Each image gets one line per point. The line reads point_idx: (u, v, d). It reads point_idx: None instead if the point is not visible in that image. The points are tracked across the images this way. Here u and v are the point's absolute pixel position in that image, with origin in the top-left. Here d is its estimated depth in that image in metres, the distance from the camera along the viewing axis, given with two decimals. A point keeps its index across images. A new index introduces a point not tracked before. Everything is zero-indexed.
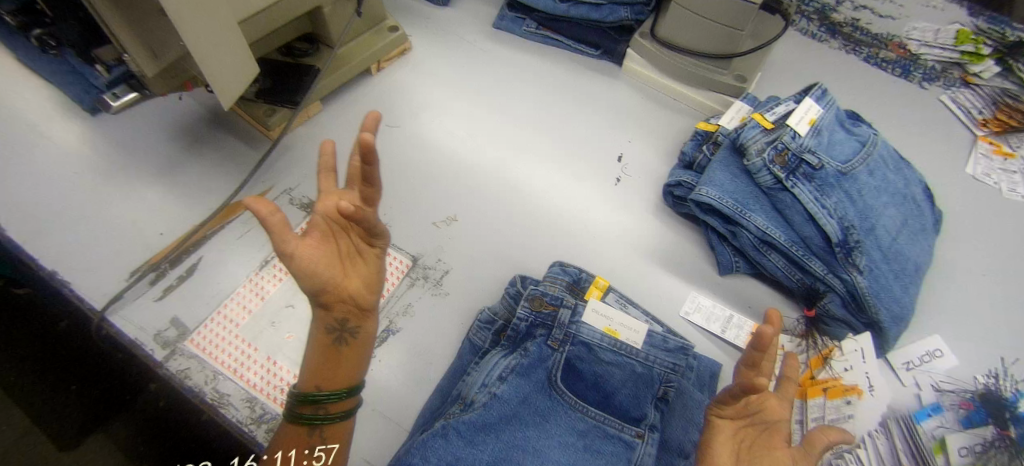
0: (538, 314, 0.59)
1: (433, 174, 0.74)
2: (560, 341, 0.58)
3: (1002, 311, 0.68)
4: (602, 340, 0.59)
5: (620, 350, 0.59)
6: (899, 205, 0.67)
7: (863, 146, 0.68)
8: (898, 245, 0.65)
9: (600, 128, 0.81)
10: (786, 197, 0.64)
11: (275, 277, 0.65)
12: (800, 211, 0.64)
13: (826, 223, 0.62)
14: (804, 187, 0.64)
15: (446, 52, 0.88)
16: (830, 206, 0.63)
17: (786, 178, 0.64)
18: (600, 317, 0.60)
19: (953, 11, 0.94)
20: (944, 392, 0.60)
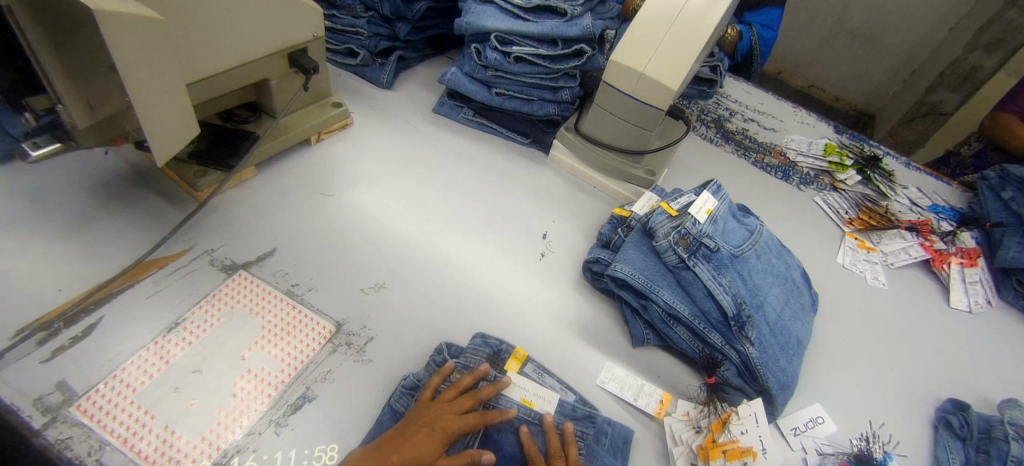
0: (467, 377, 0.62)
1: (368, 241, 0.77)
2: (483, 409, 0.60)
3: (871, 383, 0.77)
4: (518, 409, 0.61)
5: (534, 419, 0.61)
6: (784, 286, 0.77)
7: (751, 234, 0.78)
8: (783, 321, 0.73)
9: (528, 207, 0.88)
10: (689, 276, 0.72)
11: (183, 342, 0.62)
12: (701, 288, 0.71)
13: (723, 299, 0.70)
14: (703, 267, 0.72)
15: (390, 129, 0.95)
16: (726, 285, 0.71)
17: (688, 259, 0.72)
18: (518, 388, 0.63)
19: (822, 128, 1.14)
20: (826, 454, 0.67)
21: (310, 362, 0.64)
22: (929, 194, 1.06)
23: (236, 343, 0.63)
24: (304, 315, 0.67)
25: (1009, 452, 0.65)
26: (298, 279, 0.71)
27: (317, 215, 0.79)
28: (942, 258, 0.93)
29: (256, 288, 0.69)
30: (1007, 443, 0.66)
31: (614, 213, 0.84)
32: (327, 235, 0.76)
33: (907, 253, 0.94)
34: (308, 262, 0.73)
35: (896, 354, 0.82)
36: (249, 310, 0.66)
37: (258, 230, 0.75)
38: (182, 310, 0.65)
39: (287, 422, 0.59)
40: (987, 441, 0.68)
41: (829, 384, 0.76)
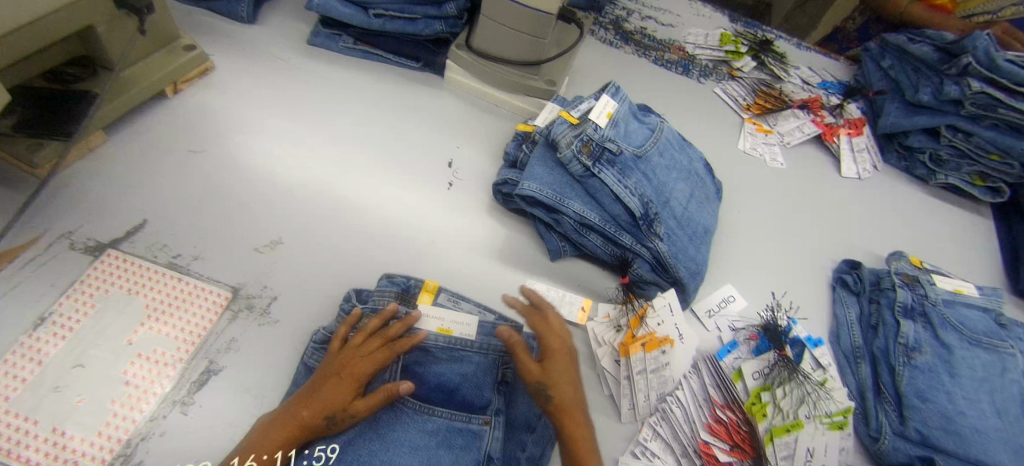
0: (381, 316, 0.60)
1: (254, 197, 0.71)
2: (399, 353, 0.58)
3: (773, 257, 0.83)
4: (435, 339, 0.60)
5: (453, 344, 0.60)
6: (688, 180, 0.79)
7: (652, 132, 0.79)
8: (689, 213, 0.76)
9: (429, 137, 0.83)
10: (594, 182, 0.72)
11: (55, 337, 0.56)
12: (608, 193, 0.71)
13: (629, 200, 0.70)
14: (607, 172, 0.71)
15: (261, 71, 0.84)
16: (631, 186, 0.71)
17: (592, 165, 0.71)
18: (432, 319, 0.62)
19: (718, 18, 1.14)
20: (738, 329, 0.73)
21: (210, 334, 0.59)
22: (818, 71, 1.10)
23: (119, 328, 0.57)
24: (193, 286, 0.62)
25: (896, 299, 0.74)
26: (180, 250, 0.64)
27: (190, 176, 0.70)
28: (832, 132, 0.99)
29: (132, 267, 0.62)
30: (895, 291, 0.75)
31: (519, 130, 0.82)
32: (206, 198, 0.69)
33: (801, 131, 0.98)
34: (189, 230, 0.66)
35: (795, 227, 0.88)
36: (129, 291, 0.60)
37: (123, 203, 0.66)
38: (47, 305, 0.58)
39: (195, 398, 0.55)
40: (879, 293, 0.77)
41: (736, 264, 0.81)
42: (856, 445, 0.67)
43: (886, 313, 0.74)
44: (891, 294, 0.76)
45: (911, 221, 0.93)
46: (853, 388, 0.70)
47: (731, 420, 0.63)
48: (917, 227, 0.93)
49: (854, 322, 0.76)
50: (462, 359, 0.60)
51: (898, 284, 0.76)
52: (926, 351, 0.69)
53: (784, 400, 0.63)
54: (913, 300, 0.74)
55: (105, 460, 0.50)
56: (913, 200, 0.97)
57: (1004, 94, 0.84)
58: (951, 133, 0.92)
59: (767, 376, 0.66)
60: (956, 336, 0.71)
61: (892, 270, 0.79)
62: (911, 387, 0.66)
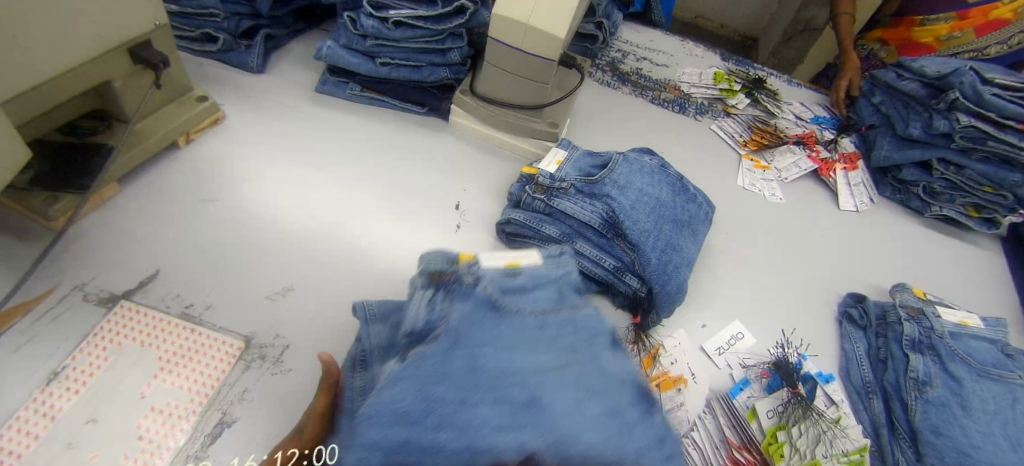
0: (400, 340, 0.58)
1: (267, 245, 0.72)
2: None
3: (779, 292, 0.84)
4: None
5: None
6: (557, 354, 0.48)
7: (556, 305, 0.55)
8: (493, 343, 0.47)
9: (435, 179, 0.85)
10: (426, 297, 0.53)
11: (68, 392, 0.55)
12: (439, 295, 0.53)
13: (451, 296, 0.51)
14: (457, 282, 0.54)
15: (271, 119, 0.87)
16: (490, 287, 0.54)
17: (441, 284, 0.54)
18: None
19: (710, 58, 1.18)
20: (749, 367, 0.73)
21: (223, 385, 0.59)
22: (810, 107, 1.14)
23: (131, 381, 0.57)
24: (207, 336, 0.62)
25: (903, 333, 0.75)
26: (193, 299, 0.65)
27: (202, 224, 0.72)
28: (828, 167, 1.02)
29: (146, 318, 0.62)
30: (903, 324, 0.76)
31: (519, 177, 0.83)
32: (218, 245, 0.70)
33: (797, 166, 1.01)
34: (200, 278, 0.67)
35: (797, 260, 0.89)
36: (141, 343, 0.60)
37: (136, 253, 0.67)
38: (59, 359, 0.57)
39: (207, 453, 0.54)
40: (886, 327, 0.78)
41: (743, 299, 0.82)
42: None
43: (895, 347, 0.74)
44: (899, 327, 0.76)
45: (912, 252, 0.95)
46: (866, 425, 0.70)
47: (749, 461, 0.63)
48: (916, 257, 0.94)
49: (864, 357, 0.77)
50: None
51: (905, 317, 0.77)
52: (937, 384, 0.69)
53: (800, 439, 0.63)
54: (920, 333, 0.75)
55: None
56: (909, 232, 0.99)
57: (990, 126, 0.87)
58: (942, 166, 0.95)
59: (782, 415, 0.66)
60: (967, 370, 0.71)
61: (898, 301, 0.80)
62: (925, 422, 0.66)
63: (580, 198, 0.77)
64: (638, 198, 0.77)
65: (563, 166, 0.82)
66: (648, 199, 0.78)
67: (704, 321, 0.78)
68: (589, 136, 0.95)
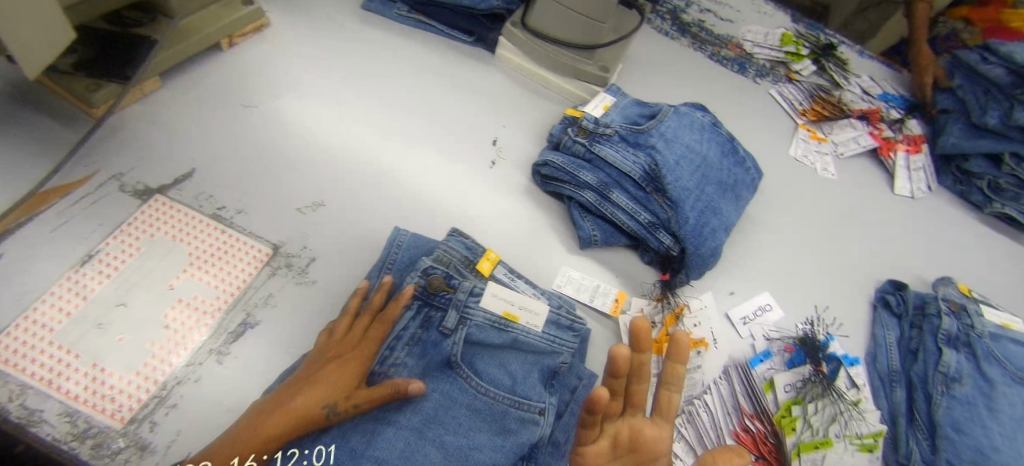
0: (432, 295, 0.55)
1: (299, 158, 0.70)
2: (454, 324, 0.54)
3: (816, 271, 0.81)
4: (501, 324, 0.56)
5: (518, 334, 0.57)
6: (411, 445, 0.48)
7: (497, 365, 0.55)
8: (463, 437, 0.50)
9: (474, 113, 0.82)
10: (407, 314, 0.54)
11: (100, 275, 0.57)
12: (418, 320, 0.55)
13: (414, 344, 0.54)
14: (443, 312, 0.55)
15: (311, 31, 0.84)
16: (454, 335, 0.54)
17: (429, 298, 0.56)
18: (499, 301, 0.57)
19: (780, 17, 1.09)
20: (773, 339, 0.71)
21: (248, 287, 0.60)
22: (881, 82, 1.04)
23: (161, 273, 0.58)
24: (236, 239, 0.62)
25: (939, 326, 0.71)
26: (224, 202, 0.65)
27: (238, 130, 0.71)
28: (890, 146, 0.94)
29: (177, 215, 0.62)
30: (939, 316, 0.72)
31: (561, 120, 0.79)
32: (252, 152, 0.69)
33: (856, 143, 0.93)
34: (233, 182, 0.66)
35: (840, 241, 0.85)
36: (172, 237, 0.60)
37: (171, 149, 0.67)
38: (94, 242, 0.59)
39: (228, 350, 0.56)
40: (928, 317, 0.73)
41: (777, 273, 0.79)
42: None
43: (928, 339, 0.71)
44: (935, 321, 0.72)
45: (965, 249, 0.89)
46: (885, 412, 0.68)
47: (759, 431, 0.63)
48: (967, 254, 0.89)
49: (893, 346, 0.73)
50: (522, 349, 0.57)
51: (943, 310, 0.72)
52: (966, 382, 0.66)
53: (815, 416, 0.62)
54: (958, 329, 0.71)
55: (142, 400, 0.51)
56: (965, 226, 0.93)
57: None
58: (1014, 161, 0.87)
59: (800, 391, 0.64)
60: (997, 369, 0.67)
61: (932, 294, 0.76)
62: (946, 417, 0.64)
63: (624, 146, 0.73)
64: (683, 153, 0.73)
65: (610, 113, 0.77)
66: (694, 156, 0.73)
67: (732, 288, 0.75)
68: (638, 87, 0.90)
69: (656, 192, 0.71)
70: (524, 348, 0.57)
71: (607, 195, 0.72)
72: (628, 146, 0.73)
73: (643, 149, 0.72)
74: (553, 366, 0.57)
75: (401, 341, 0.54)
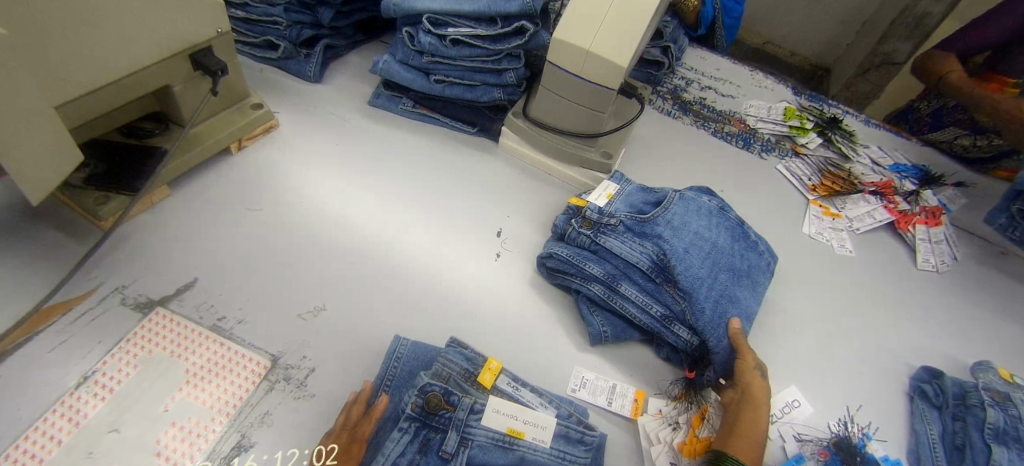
0: (430, 415, 0.53)
1: (303, 260, 0.70)
2: (454, 447, 0.52)
3: (845, 359, 0.75)
4: (505, 443, 0.54)
5: (524, 453, 0.54)
6: None
7: None
8: None
9: (479, 204, 0.82)
10: (404, 439, 0.52)
11: (95, 398, 0.55)
12: (415, 444, 0.52)
13: None
14: (441, 433, 0.53)
15: (320, 130, 0.86)
16: (454, 460, 0.52)
17: (427, 420, 0.53)
18: (503, 417, 0.56)
19: (781, 91, 1.10)
20: (805, 441, 0.65)
21: (245, 405, 0.58)
22: (891, 152, 1.03)
23: (157, 393, 0.57)
24: (234, 352, 0.61)
25: (985, 419, 0.64)
26: (225, 312, 0.64)
27: (243, 235, 0.71)
28: (907, 219, 0.91)
29: (178, 328, 0.61)
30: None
31: (564, 209, 0.78)
32: (257, 257, 0.69)
33: (872, 217, 0.91)
34: (235, 289, 0.66)
35: (867, 323, 0.80)
36: (171, 353, 0.59)
37: (176, 257, 0.67)
38: (92, 362, 0.58)
39: None
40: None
41: (804, 363, 0.74)
42: None
43: (974, 434, 0.64)
44: (982, 411, 0.65)
45: (1004, 326, 0.84)
46: None
47: None
48: (1009, 333, 0.83)
49: (937, 442, 0.66)
50: None
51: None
52: None
53: None
54: (1005, 422, 0.64)
55: None
56: (1001, 300, 0.87)
57: None
58: None
59: None
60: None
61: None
62: None
63: (630, 235, 0.71)
64: (691, 239, 0.71)
65: (615, 201, 0.76)
66: (704, 242, 0.72)
67: None
68: (644, 169, 0.89)
69: (667, 282, 0.68)
70: None
71: (616, 288, 0.69)
72: (633, 235, 0.71)
73: (650, 238, 0.71)
74: None
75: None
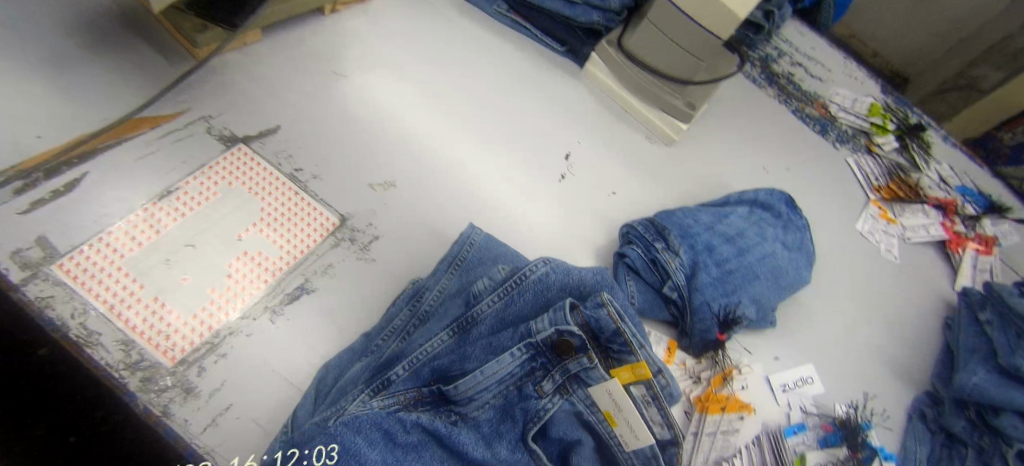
0: (556, 354, 0.47)
1: (379, 136, 0.71)
2: (552, 389, 0.49)
3: (864, 353, 0.78)
4: (596, 415, 0.49)
5: (603, 429, 0.49)
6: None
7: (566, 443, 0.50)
8: None
9: (555, 122, 0.81)
10: (517, 360, 0.47)
11: (176, 213, 0.58)
12: (524, 369, 0.48)
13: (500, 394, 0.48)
14: (550, 370, 0.48)
15: (410, 11, 0.84)
16: (546, 398, 0.48)
17: (550, 354, 0.48)
18: (608, 398, 0.47)
19: (869, 87, 1.04)
20: (810, 413, 0.69)
21: (310, 254, 0.61)
22: (964, 174, 1.00)
23: (232, 223, 0.59)
24: (306, 204, 0.63)
25: (968, 458, 0.67)
26: (302, 164, 0.65)
27: (324, 96, 0.71)
28: (959, 242, 0.90)
29: (256, 168, 0.63)
30: (986, 343, 0.74)
31: (609, 314, 0.46)
32: (335, 121, 0.70)
33: (927, 230, 0.90)
34: (312, 146, 0.67)
35: (896, 327, 0.82)
36: (249, 190, 0.62)
37: (260, 102, 0.68)
38: (175, 180, 0.60)
39: (283, 311, 0.57)
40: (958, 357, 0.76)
41: (828, 347, 0.76)
42: None
43: None
44: (975, 449, 0.68)
45: None
46: None
47: None
48: None
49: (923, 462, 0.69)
50: (600, 444, 0.50)
51: (994, 330, 0.73)
52: None
53: None
54: None
55: (193, 343, 0.52)
56: None
57: None
58: None
59: None
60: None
61: (1007, 292, 0.75)
62: None
63: (517, 376, 0.48)
64: (492, 441, 0.47)
65: (559, 396, 0.49)
66: (486, 463, 0.46)
67: (777, 353, 0.73)
68: (717, 131, 0.88)
69: (419, 393, 0.48)
70: (602, 445, 0.50)
71: (656, 255, 0.67)
72: (532, 376, 0.48)
73: (517, 395, 0.49)
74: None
75: (504, 382, 0.48)
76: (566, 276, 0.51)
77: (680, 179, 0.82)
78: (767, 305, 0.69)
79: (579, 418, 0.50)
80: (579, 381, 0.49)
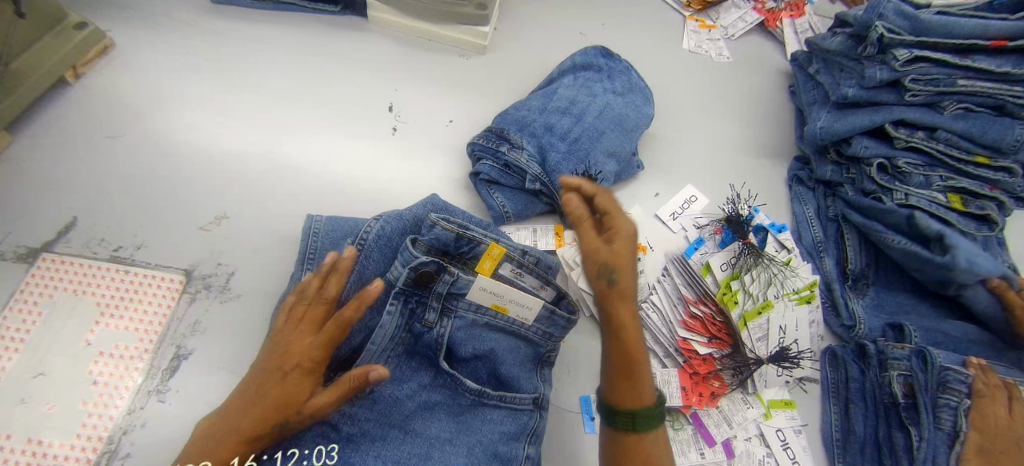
0: (420, 288, 0.52)
1: (188, 177, 0.66)
2: (437, 317, 0.53)
3: (732, 152, 0.83)
4: (489, 314, 0.55)
5: (506, 323, 0.55)
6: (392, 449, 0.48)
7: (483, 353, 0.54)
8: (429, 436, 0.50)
9: (364, 82, 0.78)
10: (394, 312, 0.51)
11: (7, 351, 0.53)
12: (403, 315, 0.52)
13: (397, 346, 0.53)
14: (424, 304, 0.53)
15: (164, 41, 0.77)
16: (438, 326, 0.53)
17: (415, 291, 0.52)
18: (489, 293, 0.53)
19: None
20: (702, 226, 0.74)
21: (171, 319, 0.58)
22: None
23: (72, 332, 0.55)
24: (142, 275, 0.59)
25: (849, 194, 0.74)
26: (120, 242, 0.61)
27: (111, 166, 0.66)
28: (775, 17, 0.95)
29: (72, 267, 0.58)
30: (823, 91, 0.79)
31: (443, 230, 0.52)
32: (135, 185, 0.65)
33: (743, 21, 0.95)
34: (123, 220, 0.62)
35: (751, 117, 0.87)
36: (74, 291, 0.57)
37: (46, 202, 0.62)
38: None
39: (168, 385, 0.54)
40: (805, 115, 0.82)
41: (699, 162, 0.81)
42: (831, 335, 0.70)
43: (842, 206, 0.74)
44: (849, 183, 0.75)
45: None
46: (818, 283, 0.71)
47: (706, 314, 0.65)
48: None
49: (812, 218, 0.77)
50: (512, 334, 0.56)
51: (824, 77, 0.77)
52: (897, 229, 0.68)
53: (753, 286, 0.66)
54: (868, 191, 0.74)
55: (90, 459, 0.50)
56: None
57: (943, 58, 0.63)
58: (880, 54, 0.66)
59: (734, 266, 0.68)
60: (925, 95, 0.66)
61: (819, 41, 0.77)
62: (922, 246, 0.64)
63: (403, 324, 0.53)
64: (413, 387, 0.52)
65: (446, 318, 0.53)
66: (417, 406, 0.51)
67: (657, 190, 0.77)
68: (522, 19, 0.88)
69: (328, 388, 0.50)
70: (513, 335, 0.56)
71: (505, 157, 0.67)
72: (414, 315, 0.53)
73: (413, 338, 0.53)
74: (538, 354, 0.58)
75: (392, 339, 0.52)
76: (400, 220, 0.55)
77: (506, 79, 0.82)
78: (623, 153, 0.72)
79: (478, 327, 0.54)
80: (456, 297, 0.53)
